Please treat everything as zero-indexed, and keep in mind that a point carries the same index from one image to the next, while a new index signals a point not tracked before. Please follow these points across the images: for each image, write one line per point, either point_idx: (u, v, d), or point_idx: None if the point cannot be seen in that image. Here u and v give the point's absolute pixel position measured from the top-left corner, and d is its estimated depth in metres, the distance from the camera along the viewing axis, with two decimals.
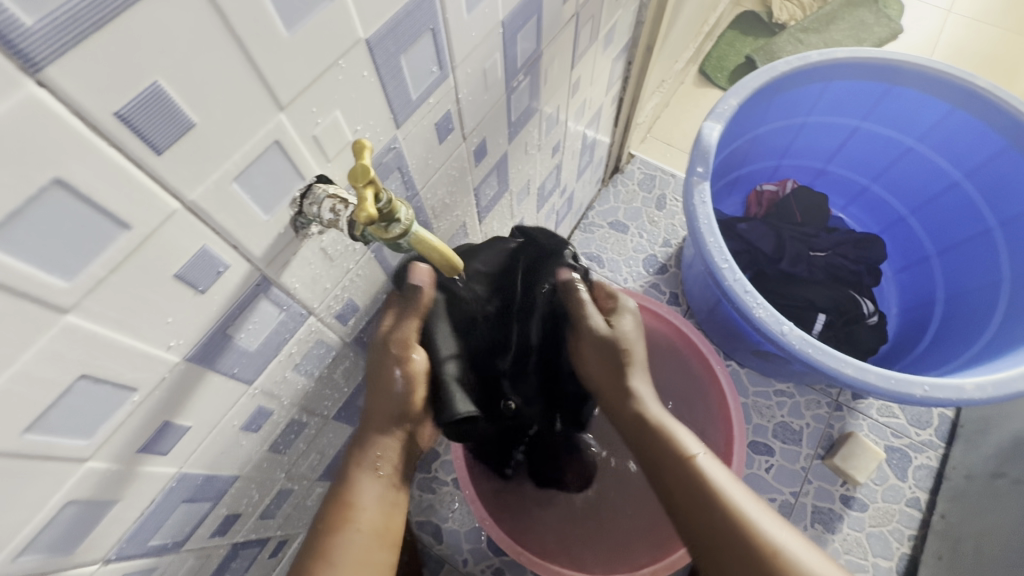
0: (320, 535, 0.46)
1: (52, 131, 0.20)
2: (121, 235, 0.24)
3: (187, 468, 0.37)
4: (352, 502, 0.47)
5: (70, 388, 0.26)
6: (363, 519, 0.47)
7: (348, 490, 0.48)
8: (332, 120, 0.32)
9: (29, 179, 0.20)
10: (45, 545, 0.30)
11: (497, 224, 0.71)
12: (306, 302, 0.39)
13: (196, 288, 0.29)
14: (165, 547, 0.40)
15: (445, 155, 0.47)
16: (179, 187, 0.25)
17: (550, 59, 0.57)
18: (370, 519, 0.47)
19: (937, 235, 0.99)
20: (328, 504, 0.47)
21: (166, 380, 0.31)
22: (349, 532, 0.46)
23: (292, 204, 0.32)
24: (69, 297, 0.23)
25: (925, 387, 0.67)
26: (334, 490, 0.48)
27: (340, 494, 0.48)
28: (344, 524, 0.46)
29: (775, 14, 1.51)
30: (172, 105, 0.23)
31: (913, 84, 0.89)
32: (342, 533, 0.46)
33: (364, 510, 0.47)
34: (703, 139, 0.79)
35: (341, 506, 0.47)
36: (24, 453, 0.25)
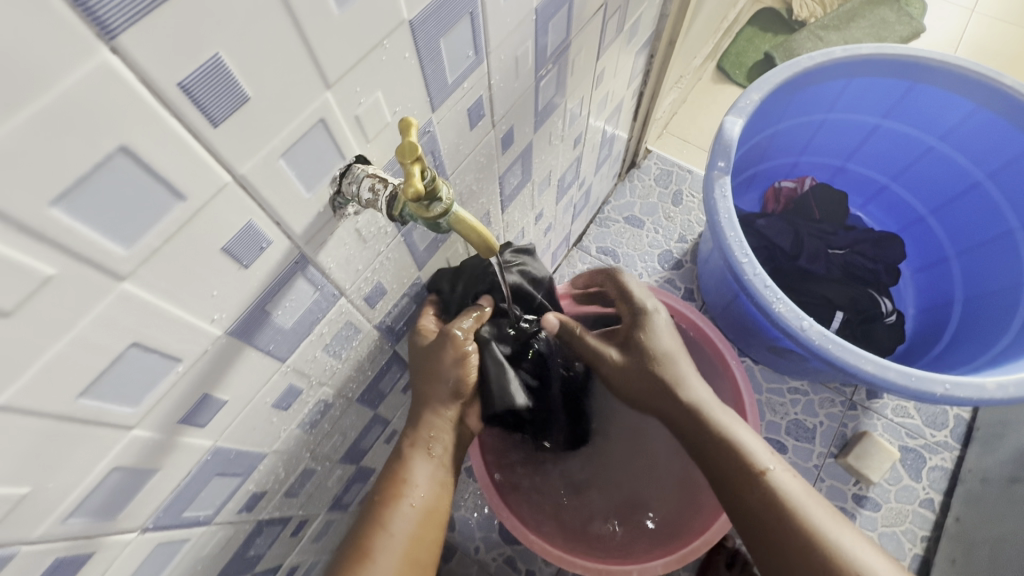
0: (374, 505, 0.47)
1: (120, 99, 0.20)
2: (176, 206, 0.24)
3: (222, 442, 0.38)
4: (405, 478, 0.49)
5: (121, 356, 0.26)
6: (414, 495, 0.48)
7: (402, 467, 0.50)
8: (373, 101, 0.32)
9: (97, 145, 0.20)
10: (90, 510, 0.30)
11: (518, 215, 0.72)
12: (339, 283, 0.40)
13: (240, 263, 0.30)
14: (197, 520, 0.41)
15: (475, 141, 0.47)
16: (231, 161, 0.26)
17: (578, 49, 0.57)
18: (421, 498, 0.49)
19: (958, 236, 0.98)
20: (382, 477, 0.49)
21: (208, 353, 0.32)
22: (402, 504, 0.47)
23: (332, 182, 0.33)
24: (126, 265, 0.24)
25: (946, 386, 0.66)
26: (389, 466, 0.50)
27: (395, 470, 0.50)
28: (398, 498, 0.48)
29: (795, 11, 1.49)
30: (229, 78, 0.23)
31: (937, 82, 0.88)
32: (396, 504, 0.47)
33: (418, 484, 0.49)
34: (725, 134, 0.79)
35: (395, 480, 0.49)
36: (76, 417, 0.26)
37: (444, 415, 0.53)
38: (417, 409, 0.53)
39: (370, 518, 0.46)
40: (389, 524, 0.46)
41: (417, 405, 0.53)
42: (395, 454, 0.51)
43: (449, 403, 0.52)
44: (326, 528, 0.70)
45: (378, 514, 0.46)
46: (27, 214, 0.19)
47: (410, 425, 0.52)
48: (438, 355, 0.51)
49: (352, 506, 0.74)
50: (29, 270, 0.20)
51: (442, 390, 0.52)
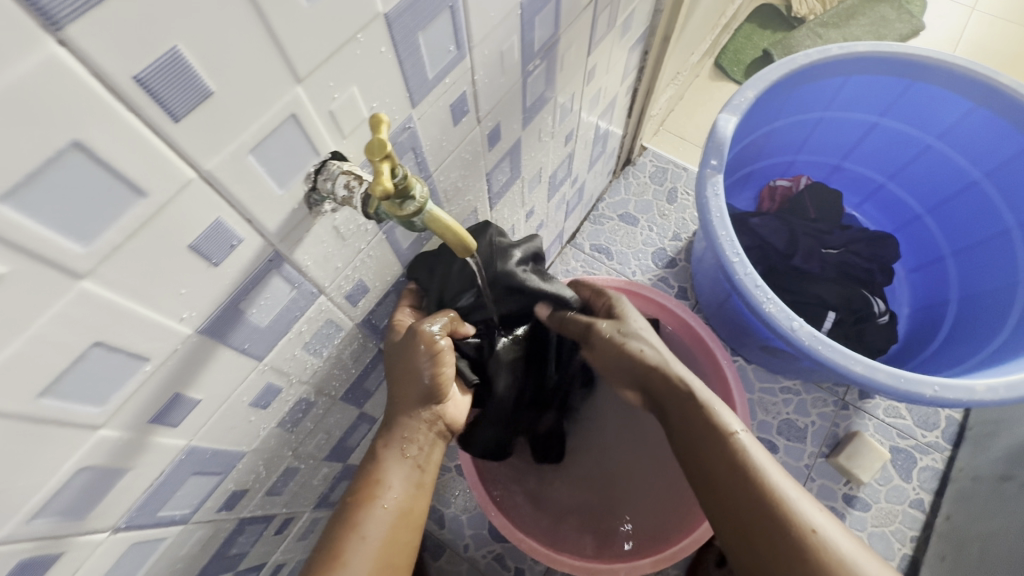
0: (346, 507, 0.47)
1: (71, 93, 0.19)
2: (138, 202, 0.24)
3: (197, 441, 0.38)
4: (379, 479, 0.49)
5: (84, 355, 0.26)
6: (386, 497, 0.48)
7: (377, 469, 0.49)
8: (348, 97, 0.32)
9: (47, 141, 0.20)
10: (57, 510, 0.30)
11: (508, 212, 0.71)
12: (317, 281, 0.39)
13: (210, 261, 0.29)
14: (173, 518, 0.41)
15: (460, 137, 0.47)
16: (195, 156, 0.25)
17: (567, 45, 0.56)
18: (393, 500, 0.48)
19: (953, 236, 0.98)
20: (356, 479, 0.49)
21: (178, 352, 0.31)
22: (375, 507, 0.47)
23: (306, 179, 0.32)
24: (85, 263, 0.23)
25: (936, 387, 0.66)
26: (365, 467, 0.50)
27: (369, 471, 0.49)
28: (370, 500, 0.47)
29: (794, 8, 1.48)
30: (190, 72, 0.23)
31: (934, 80, 0.87)
32: (368, 507, 0.47)
33: (391, 487, 0.48)
34: (719, 131, 0.78)
35: (369, 481, 0.49)
36: (37, 417, 0.25)
37: (418, 416, 0.51)
38: (391, 411, 0.52)
39: (342, 522, 0.46)
40: (359, 527, 0.46)
41: (392, 405, 0.52)
42: (370, 455, 0.51)
43: (423, 405, 0.51)
44: (312, 526, 0.70)
45: (349, 517, 0.46)
46: None
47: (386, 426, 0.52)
48: (411, 355, 0.50)
49: None
50: None
51: (414, 389, 0.51)
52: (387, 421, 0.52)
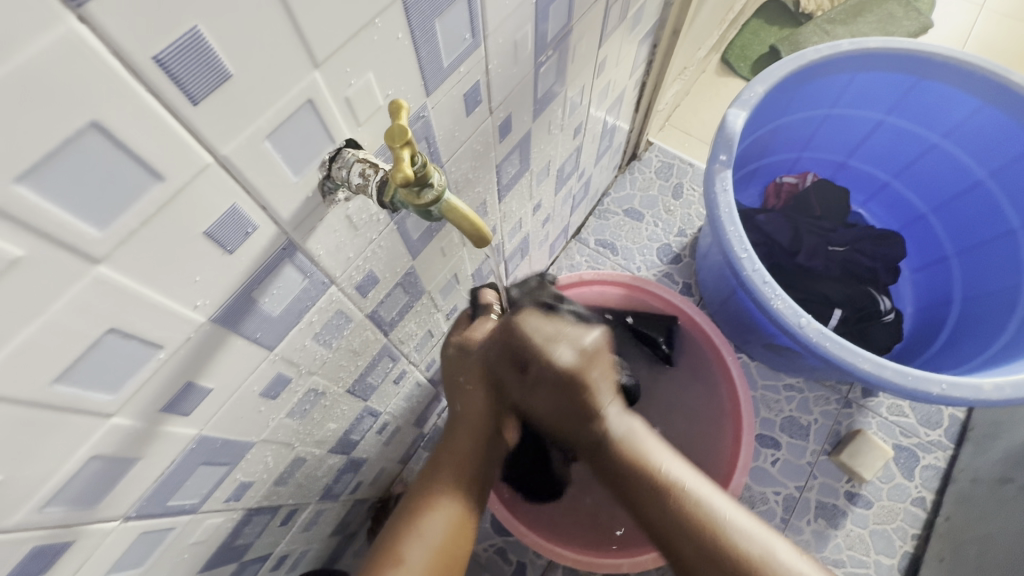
0: (407, 509, 0.50)
1: (91, 71, 0.19)
2: (154, 186, 0.23)
3: (207, 430, 0.37)
4: (439, 489, 0.50)
5: (98, 342, 0.25)
6: (446, 505, 0.50)
7: (440, 474, 0.51)
8: (365, 83, 0.31)
9: (66, 120, 0.19)
10: (68, 498, 0.30)
11: (515, 205, 0.71)
12: (329, 271, 0.39)
13: (224, 248, 0.29)
14: (182, 508, 0.41)
15: (471, 128, 0.46)
16: (212, 141, 0.25)
17: (578, 36, 0.56)
18: (452, 509, 0.50)
19: (959, 235, 0.97)
20: (420, 481, 0.52)
21: (191, 340, 0.31)
22: (436, 511, 0.49)
23: (322, 166, 0.32)
24: (101, 248, 0.23)
25: (943, 386, 0.66)
26: (427, 471, 0.52)
27: (431, 482, 0.51)
28: (431, 504, 0.49)
29: (802, 3, 1.47)
30: (209, 53, 0.22)
31: (944, 78, 0.87)
32: (432, 512, 0.49)
33: (454, 494, 0.50)
34: (728, 127, 0.78)
35: (429, 490, 0.51)
36: (49, 404, 0.25)
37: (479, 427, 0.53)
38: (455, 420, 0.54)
39: (404, 522, 0.49)
40: (420, 529, 0.48)
41: (457, 415, 0.54)
42: (434, 459, 0.53)
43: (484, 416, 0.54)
44: (316, 517, 0.70)
45: (413, 518, 0.49)
46: None
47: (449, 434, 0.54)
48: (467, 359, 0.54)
49: (343, 495, 0.74)
50: None
51: (479, 395, 0.53)
52: (451, 429, 0.54)
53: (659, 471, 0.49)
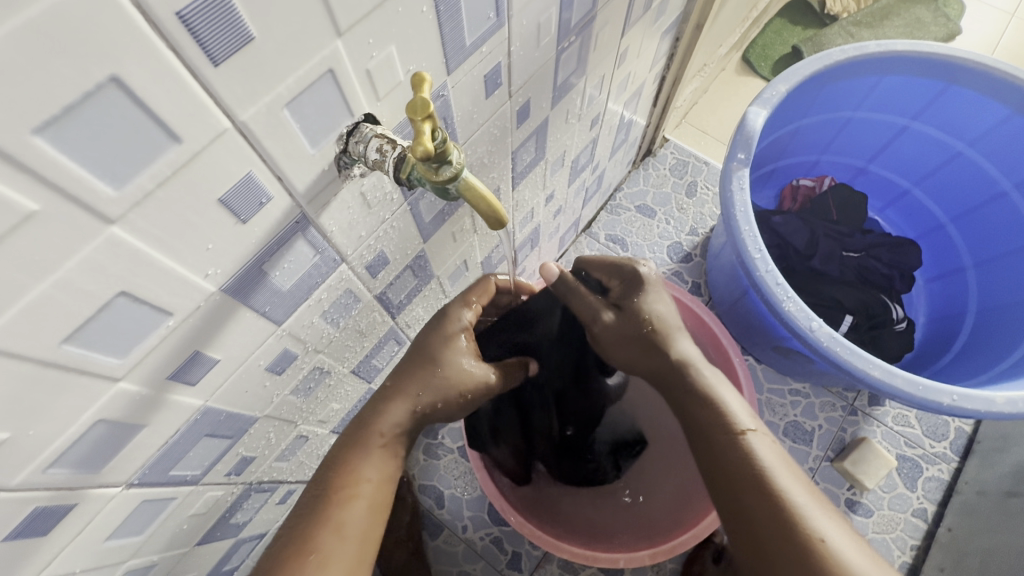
0: (321, 501, 0.44)
1: (113, 25, 0.19)
2: (172, 148, 0.23)
3: (213, 402, 0.37)
4: (354, 470, 0.46)
5: (109, 304, 0.25)
6: (367, 492, 0.45)
7: (362, 459, 0.46)
8: (386, 56, 0.30)
9: (86, 74, 0.19)
10: (72, 460, 0.30)
11: (528, 194, 0.70)
12: (340, 248, 0.38)
13: (238, 217, 0.29)
14: (184, 479, 0.41)
15: (490, 111, 0.46)
16: (232, 105, 0.24)
17: (602, 23, 0.55)
18: (370, 501, 0.45)
19: (977, 246, 0.96)
20: (330, 470, 0.46)
21: (201, 309, 0.30)
22: (355, 501, 0.44)
23: (338, 140, 0.31)
24: (116, 208, 0.23)
25: (954, 397, 0.65)
26: (342, 457, 0.46)
27: (346, 460, 0.46)
28: (349, 495, 0.44)
29: (827, 5, 1.45)
30: (233, 14, 0.22)
31: (972, 84, 0.85)
32: (352, 502, 0.44)
33: (376, 482, 0.46)
34: (747, 124, 0.76)
35: (344, 469, 0.46)
36: (58, 364, 0.25)
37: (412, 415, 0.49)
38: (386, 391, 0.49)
39: (317, 516, 0.43)
40: (341, 525, 0.43)
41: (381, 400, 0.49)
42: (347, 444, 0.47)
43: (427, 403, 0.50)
44: None
45: (328, 511, 0.43)
46: (7, 141, 0.18)
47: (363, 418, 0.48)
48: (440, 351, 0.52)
49: None
50: (10, 203, 0.19)
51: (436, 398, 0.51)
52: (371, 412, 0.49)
53: (746, 450, 0.47)
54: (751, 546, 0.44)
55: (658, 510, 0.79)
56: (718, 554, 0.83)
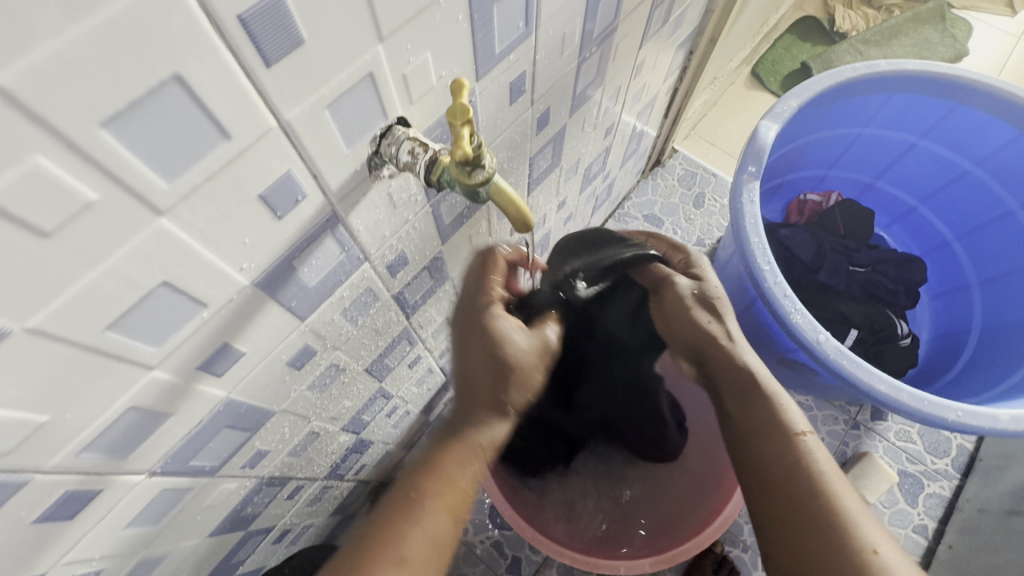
0: (417, 501, 0.45)
1: (181, 26, 0.19)
2: (222, 144, 0.24)
3: (235, 394, 0.38)
4: (449, 476, 0.47)
5: (151, 293, 0.26)
6: (456, 501, 0.46)
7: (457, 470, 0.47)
8: (422, 62, 0.31)
9: (152, 71, 0.20)
10: (103, 446, 0.30)
11: (542, 200, 0.71)
12: (365, 247, 0.39)
13: (275, 213, 0.29)
14: (202, 470, 0.41)
15: (513, 117, 0.47)
16: (279, 104, 0.25)
17: (622, 35, 0.56)
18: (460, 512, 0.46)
19: (981, 264, 0.97)
20: (425, 474, 0.46)
21: (233, 302, 0.31)
22: (446, 510, 0.45)
23: (371, 141, 0.32)
24: (166, 201, 0.23)
25: (958, 413, 0.66)
26: (434, 462, 0.47)
27: (441, 466, 0.47)
28: (442, 501, 0.45)
29: (837, 23, 1.46)
30: (288, 18, 0.22)
31: (980, 105, 0.86)
32: (446, 511, 0.45)
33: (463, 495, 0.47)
34: (759, 138, 0.77)
35: (437, 474, 0.47)
36: (100, 350, 0.26)
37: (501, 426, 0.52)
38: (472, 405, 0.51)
39: (410, 519, 0.43)
40: (433, 530, 0.44)
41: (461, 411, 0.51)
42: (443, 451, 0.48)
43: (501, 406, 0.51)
44: (320, 494, 0.71)
45: (420, 516, 0.44)
46: (77, 133, 0.19)
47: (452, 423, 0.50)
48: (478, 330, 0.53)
49: (348, 474, 0.75)
50: (72, 191, 0.20)
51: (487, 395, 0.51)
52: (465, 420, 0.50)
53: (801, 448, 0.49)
54: (789, 534, 0.45)
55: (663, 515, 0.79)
56: (718, 564, 0.83)
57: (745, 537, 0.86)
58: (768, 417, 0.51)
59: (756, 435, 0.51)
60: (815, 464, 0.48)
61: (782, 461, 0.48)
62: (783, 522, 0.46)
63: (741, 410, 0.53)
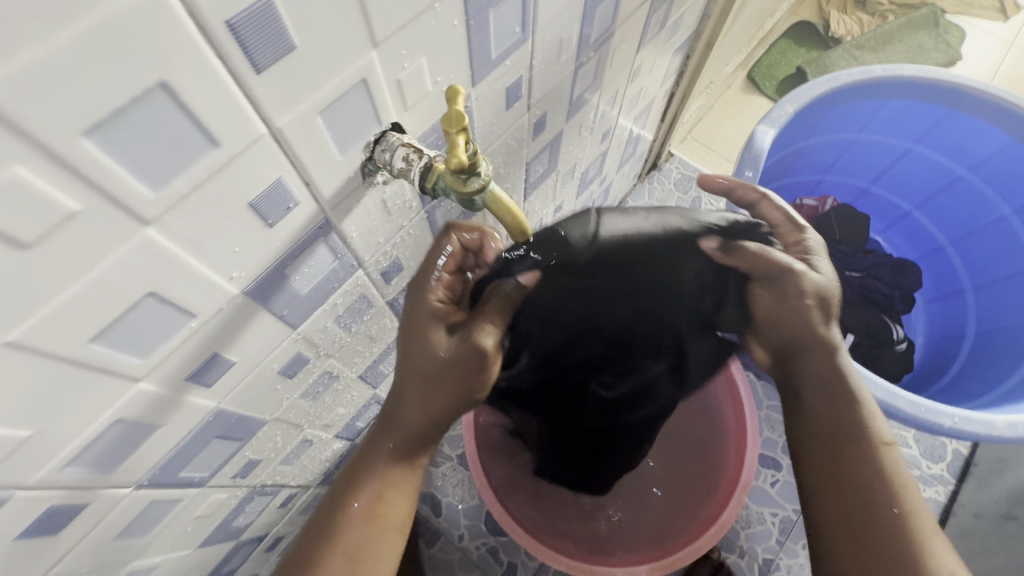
0: (329, 517, 0.45)
1: (167, 33, 0.19)
2: (210, 152, 0.23)
3: (225, 404, 0.37)
4: (365, 486, 0.45)
5: (137, 305, 0.25)
6: (374, 510, 0.45)
7: (369, 478, 0.46)
8: (416, 67, 0.31)
9: (137, 78, 0.19)
10: (89, 460, 0.30)
11: (539, 204, 0.71)
12: (359, 254, 0.39)
13: (266, 221, 0.29)
14: (192, 481, 0.40)
15: (510, 122, 0.46)
16: (270, 111, 0.24)
17: (619, 40, 0.55)
18: (378, 524, 0.45)
19: (976, 269, 0.97)
20: (344, 485, 0.46)
21: (223, 311, 0.31)
22: (363, 520, 0.45)
23: (365, 148, 0.32)
24: (152, 210, 0.23)
25: (954, 419, 0.66)
26: (353, 473, 0.46)
27: (357, 478, 0.46)
28: (359, 513, 0.45)
29: (832, 28, 1.47)
30: (278, 23, 0.22)
31: (974, 111, 0.86)
32: (359, 521, 0.44)
33: (382, 502, 0.45)
34: (756, 143, 0.77)
35: (355, 485, 0.45)
36: (84, 363, 0.25)
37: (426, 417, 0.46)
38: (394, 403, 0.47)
39: (329, 530, 0.44)
40: (344, 543, 0.44)
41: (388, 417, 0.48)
42: (363, 461, 0.47)
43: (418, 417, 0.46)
44: (314, 501, 0.70)
45: (340, 523, 0.44)
46: (58, 142, 0.18)
47: (388, 415, 0.47)
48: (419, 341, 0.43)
49: None
50: (54, 202, 0.19)
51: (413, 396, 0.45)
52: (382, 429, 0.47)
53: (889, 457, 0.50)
54: (853, 539, 0.47)
55: (660, 524, 0.78)
56: (713, 569, 0.84)
57: (741, 542, 0.86)
58: (856, 425, 0.52)
59: (839, 434, 0.52)
60: (898, 473, 0.49)
61: (867, 468, 0.49)
62: (846, 516, 0.48)
63: (823, 416, 0.54)
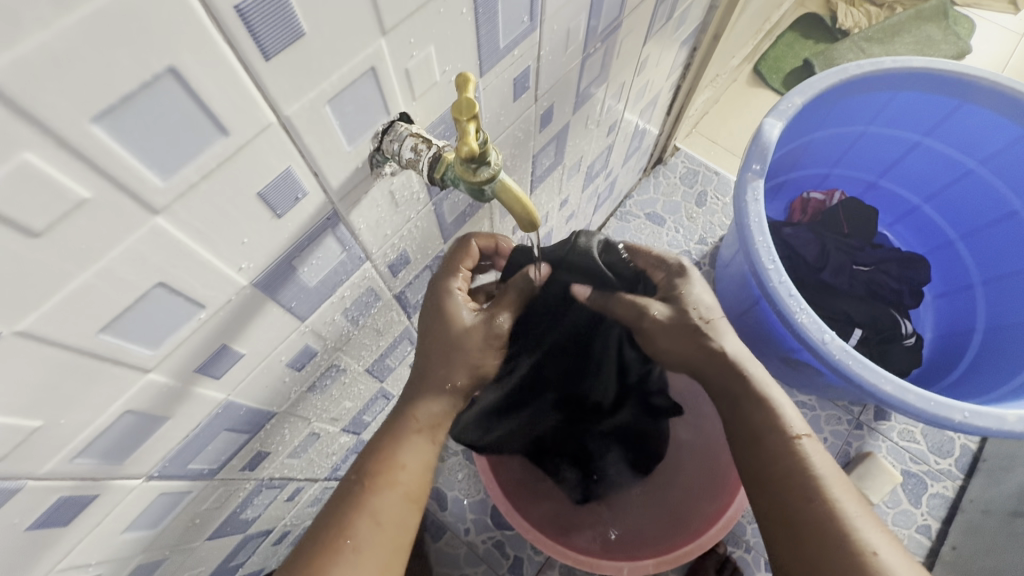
0: (354, 486, 0.44)
1: (175, 18, 0.19)
2: (218, 141, 0.23)
3: (234, 396, 0.37)
4: (395, 457, 0.45)
5: (147, 294, 0.25)
6: (403, 480, 0.45)
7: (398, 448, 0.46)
8: (425, 56, 0.31)
9: (146, 63, 0.19)
10: (98, 451, 0.30)
11: (545, 198, 0.70)
12: (366, 246, 0.38)
13: (274, 212, 0.29)
14: (200, 473, 0.40)
15: (517, 114, 0.46)
16: (279, 100, 0.24)
17: (627, 31, 0.55)
18: (406, 493, 0.45)
19: (985, 263, 0.96)
20: (369, 456, 0.45)
21: (232, 303, 0.30)
22: (394, 488, 0.44)
23: (373, 138, 0.31)
24: (162, 199, 0.23)
25: (964, 414, 0.65)
26: (380, 443, 0.46)
27: (384, 448, 0.46)
28: (388, 483, 0.44)
29: (840, 20, 1.45)
30: (287, 10, 0.22)
31: (985, 103, 0.85)
32: (388, 489, 0.44)
33: (411, 472, 0.45)
34: (763, 136, 0.76)
35: (383, 456, 0.45)
36: (93, 353, 0.25)
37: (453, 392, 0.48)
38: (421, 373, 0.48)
39: (354, 500, 0.43)
40: (372, 511, 0.43)
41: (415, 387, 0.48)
42: (388, 432, 0.47)
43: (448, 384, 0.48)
44: (321, 495, 0.70)
45: (364, 497, 0.43)
46: (67, 128, 0.18)
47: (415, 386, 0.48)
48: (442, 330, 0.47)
49: None
50: (64, 190, 0.19)
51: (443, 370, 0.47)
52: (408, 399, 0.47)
53: (799, 454, 0.47)
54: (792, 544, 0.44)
55: (666, 518, 0.78)
56: (719, 565, 0.82)
57: (748, 537, 0.86)
58: (767, 420, 0.49)
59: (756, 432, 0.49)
60: (814, 468, 0.46)
61: (787, 466, 0.46)
62: (783, 523, 0.45)
63: (739, 415, 0.51)
